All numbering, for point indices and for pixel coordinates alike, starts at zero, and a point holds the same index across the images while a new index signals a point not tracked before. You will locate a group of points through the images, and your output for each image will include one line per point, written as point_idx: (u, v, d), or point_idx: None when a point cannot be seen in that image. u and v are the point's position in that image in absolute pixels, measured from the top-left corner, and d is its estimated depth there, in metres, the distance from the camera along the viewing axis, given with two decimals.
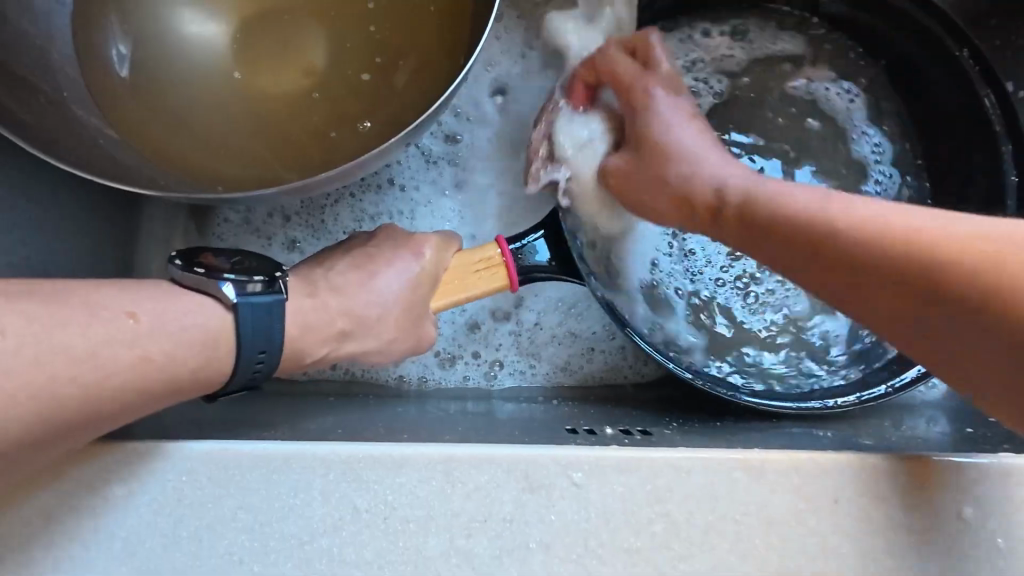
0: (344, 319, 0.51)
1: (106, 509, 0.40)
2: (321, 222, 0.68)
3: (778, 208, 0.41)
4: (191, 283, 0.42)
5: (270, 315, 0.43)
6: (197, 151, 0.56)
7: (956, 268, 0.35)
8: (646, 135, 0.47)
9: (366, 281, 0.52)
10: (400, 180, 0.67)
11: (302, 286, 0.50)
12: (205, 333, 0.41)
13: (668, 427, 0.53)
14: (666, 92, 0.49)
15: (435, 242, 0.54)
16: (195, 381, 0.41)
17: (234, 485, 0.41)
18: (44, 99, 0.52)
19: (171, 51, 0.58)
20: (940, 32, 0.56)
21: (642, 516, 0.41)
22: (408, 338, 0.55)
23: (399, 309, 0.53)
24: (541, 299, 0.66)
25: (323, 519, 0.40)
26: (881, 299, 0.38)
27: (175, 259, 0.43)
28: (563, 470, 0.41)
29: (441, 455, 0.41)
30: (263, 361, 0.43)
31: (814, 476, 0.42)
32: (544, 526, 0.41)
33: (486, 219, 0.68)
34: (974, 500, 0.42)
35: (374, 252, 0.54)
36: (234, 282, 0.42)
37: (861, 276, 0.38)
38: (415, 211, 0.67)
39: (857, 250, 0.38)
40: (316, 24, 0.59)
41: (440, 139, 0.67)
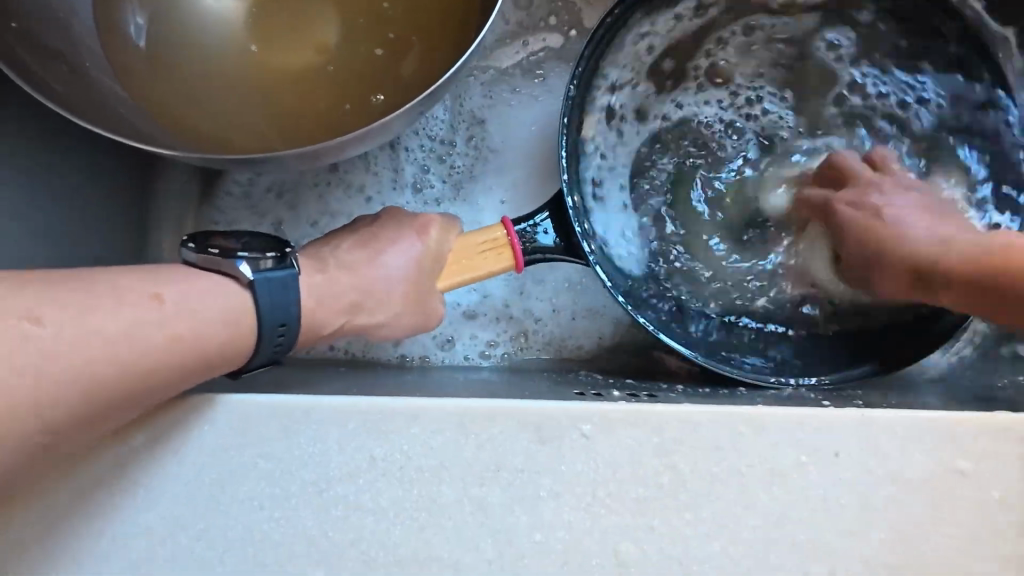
0: (353, 294, 0.52)
1: (126, 462, 0.41)
2: (299, 210, 0.69)
3: (947, 262, 0.47)
4: (205, 263, 0.44)
5: (283, 291, 0.44)
6: (212, 124, 0.58)
7: None
8: (862, 234, 0.53)
9: (375, 258, 0.54)
10: (370, 189, 0.69)
11: (314, 265, 0.51)
12: (227, 311, 0.42)
13: (674, 391, 0.55)
14: (853, 194, 0.56)
15: (438, 224, 0.56)
16: (221, 358, 0.42)
17: (252, 437, 0.42)
18: (67, 71, 0.53)
19: (188, 25, 0.60)
20: (940, 27, 0.58)
21: (648, 468, 0.42)
22: (414, 314, 0.56)
23: (403, 287, 0.54)
24: (555, 288, 0.70)
25: (341, 467, 0.42)
26: (1017, 312, 0.43)
27: (187, 242, 0.45)
28: (573, 422, 0.43)
29: (455, 408, 0.43)
30: (284, 335, 0.45)
31: (815, 431, 0.43)
32: (555, 476, 0.42)
33: (466, 207, 0.70)
34: (968, 455, 0.43)
35: (378, 232, 0.55)
36: (247, 260, 0.43)
37: (1001, 293, 0.44)
38: (395, 189, 0.70)
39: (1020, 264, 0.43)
40: (330, 7, 0.61)
41: (437, 110, 0.70)
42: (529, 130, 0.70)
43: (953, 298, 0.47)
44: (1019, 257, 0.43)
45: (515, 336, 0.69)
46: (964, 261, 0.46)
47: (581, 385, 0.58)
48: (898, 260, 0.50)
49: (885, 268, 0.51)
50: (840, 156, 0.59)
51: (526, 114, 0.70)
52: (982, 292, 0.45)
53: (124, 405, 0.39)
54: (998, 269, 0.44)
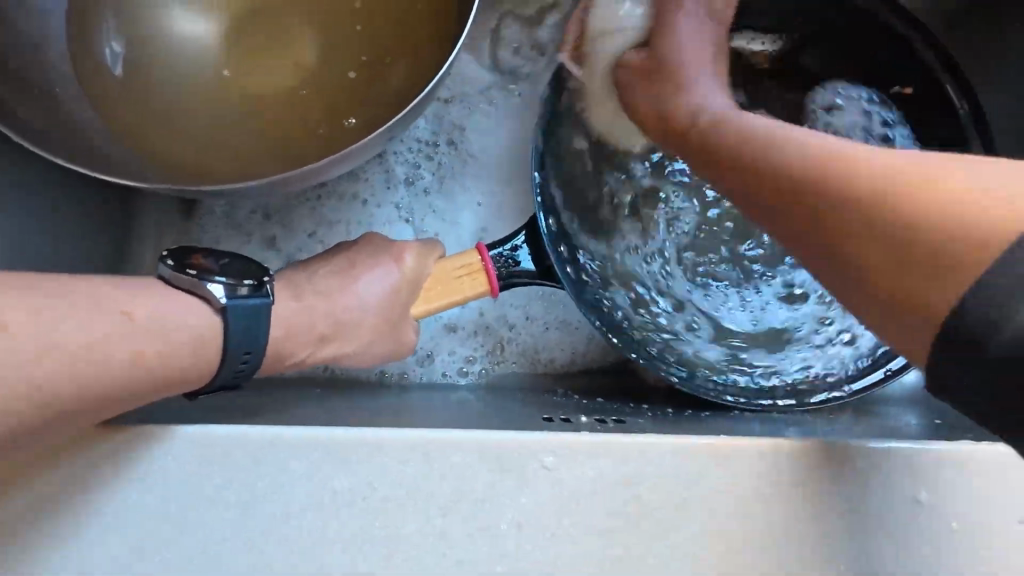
0: (327, 325, 0.52)
1: (92, 487, 0.42)
2: (292, 225, 0.70)
3: (744, 128, 0.41)
4: (184, 285, 0.43)
5: (255, 321, 0.44)
6: (185, 146, 0.58)
7: (872, 182, 0.31)
8: (679, 68, 0.50)
9: (348, 285, 0.54)
10: (365, 194, 0.70)
11: (287, 290, 0.51)
12: (195, 334, 0.42)
13: (644, 417, 0.55)
14: (705, 29, 0.52)
15: (414, 251, 0.56)
16: (185, 380, 0.42)
17: (217, 466, 0.43)
18: (38, 98, 0.53)
19: (161, 48, 0.60)
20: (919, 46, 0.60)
21: (608, 497, 0.43)
22: (387, 338, 0.56)
23: (378, 315, 0.55)
24: (539, 312, 0.70)
25: (304, 498, 0.42)
26: (771, 212, 0.37)
27: (165, 258, 0.44)
28: (534, 452, 0.43)
29: (420, 439, 0.43)
30: (247, 361, 0.45)
31: (775, 459, 0.43)
32: (515, 506, 0.43)
33: (452, 224, 0.70)
34: (927, 484, 0.43)
35: (355, 261, 0.56)
36: (225, 285, 0.43)
37: (765, 184, 0.37)
38: (381, 205, 0.70)
39: (801, 148, 0.36)
40: (306, 23, 0.61)
41: (421, 126, 0.70)
42: (511, 147, 0.71)
43: (725, 178, 0.42)
44: (812, 144, 0.36)
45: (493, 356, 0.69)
46: (750, 144, 0.40)
47: (554, 409, 0.58)
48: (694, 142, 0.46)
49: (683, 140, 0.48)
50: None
51: (508, 131, 0.71)
52: (751, 182, 0.39)
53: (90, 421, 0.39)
54: (787, 155, 0.36)
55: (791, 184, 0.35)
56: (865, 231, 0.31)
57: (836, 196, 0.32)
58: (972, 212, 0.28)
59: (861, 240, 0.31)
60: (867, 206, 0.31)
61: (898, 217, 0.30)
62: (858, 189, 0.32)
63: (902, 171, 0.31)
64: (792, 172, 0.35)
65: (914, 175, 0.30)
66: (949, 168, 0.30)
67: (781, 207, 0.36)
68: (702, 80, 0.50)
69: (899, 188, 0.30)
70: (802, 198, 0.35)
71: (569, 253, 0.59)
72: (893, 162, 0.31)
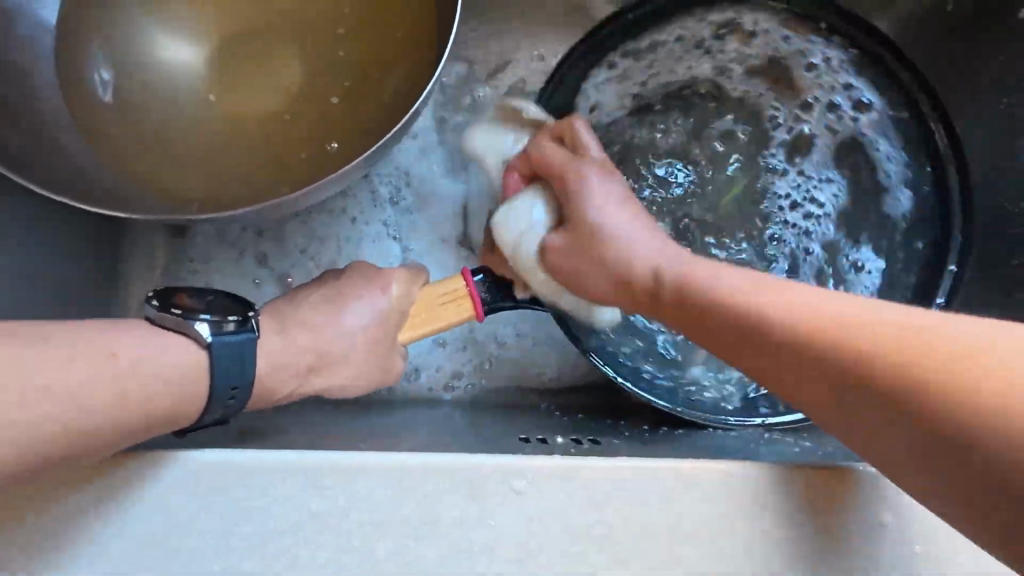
0: (313, 356, 0.53)
1: (76, 512, 0.43)
2: (283, 243, 0.71)
3: (708, 292, 0.42)
4: (169, 323, 0.45)
5: (240, 355, 0.45)
6: (171, 170, 0.59)
7: (903, 374, 0.33)
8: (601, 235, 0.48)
9: (334, 314, 0.55)
10: (353, 211, 0.71)
11: (272, 323, 0.53)
12: (182, 373, 0.43)
13: (618, 438, 0.56)
14: (599, 175, 0.51)
15: (402, 278, 0.57)
16: (176, 418, 0.44)
17: (199, 492, 0.44)
18: (25, 126, 0.55)
19: (148, 72, 0.61)
20: (891, 64, 0.58)
21: (579, 522, 0.44)
22: (373, 370, 0.57)
23: (363, 344, 0.55)
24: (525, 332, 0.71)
25: (282, 522, 0.43)
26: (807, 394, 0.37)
27: (151, 298, 0.46)
28: (506, 478, 0.44)
29: (396, 464, 0.44)
30: (235, 396, 0.46)
31: (743, 485, 0.44)
32: (487, 530, 0.44)
33: (440, 242, 0.71)
34: (893, 509, 0.44)
35: (342, 291, 0.57)
36: (209, 323, 0.45)
37: (794, 367, 0.37)
38: (367, 222, 0.71)
39: (820, 335, 0.36)
40: (291, 47, 0.62)
41: (412, 144, 0.72)
42: None
43: (698, 333, 0.43)
44: (827, 329, 0.36)
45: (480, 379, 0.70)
46: (748, 321, 0.39)
47: (533, 429, 0.59)
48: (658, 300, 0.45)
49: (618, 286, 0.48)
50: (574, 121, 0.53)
51: None
52: (774, 364, 0.38)
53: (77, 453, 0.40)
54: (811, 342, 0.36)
55: (791, 357, 0.37)
56: (882, 403, 0.34)
57: (877, 389, 0.34)
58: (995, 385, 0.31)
59: (881, 416, 0.34)
60: (880, 384, 0.34)
61: (943, 409, 0.32)
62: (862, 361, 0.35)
63: (917, 357, 0.33)
64: (824, 366, 0.36)
65: (933, 362, 0.33)
66: (942, 333, 0.33)
67: (809, 379, 0.37)
68: (624, 227, 0.48)
69: (931, 379, 0.32)
70: (847, 381, 0.35)
71: None
72: (907, 345, 0.34)
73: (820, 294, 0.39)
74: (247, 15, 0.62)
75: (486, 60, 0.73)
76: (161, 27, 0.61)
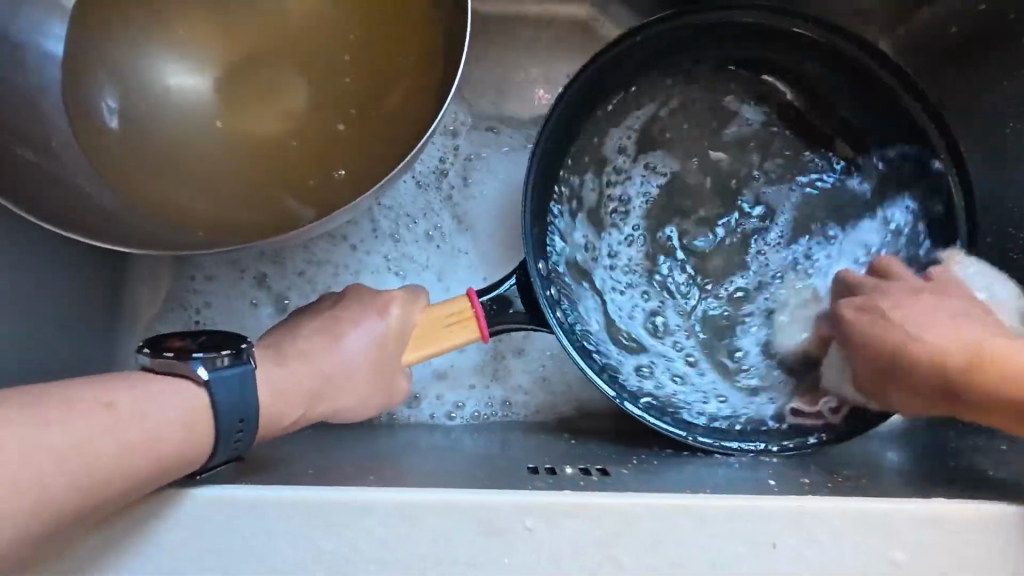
0: (313, 382, 0.53)
1: (81, 552, 0.43)
2: (283, 264, 0.71)
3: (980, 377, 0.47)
4: (163, 367, 0.45)
5: (239, 389, 0.45)
6: (177, 198, 0.59)
7: None
8: (890, 356, 0.52)
9: (336, 343, 0.55)
10: (353, 238, 0.71)
11: (271, 355, 0.53)
12: (184, 413, 0.43)
13: (627, 466, 0.56)
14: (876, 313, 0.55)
15: (401, 301, 0.57)
16: (182, 460, 0.43)
17: (207, 529, 0.44)
18: (29, 151, 0.55)
19: (154, 99, 0.61)
20: (891, 82, 0.61)
21: (591, 559, 0.44)
22: (376, 394, 0.57)
23: (365, 368, 0.56)
24: (528, 354, 0.71)
25: (290, 560, 0.43)
26: None
27: (142, 348, 0.46)
28: (517, 515, 0.44)
29: (405, 501, 0.44)
30: (242, 431, 0.46)
31: (754, 522, 0.44)
32: (500, 567, 0.43)
33: (444, 268, 0.71)
34: (904, 545, 0.44)
35: (340, 317, 0.57)
36: (203, 360, 0.45)
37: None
38: (368, 250, 0.71)
39: None
40: (298, 75, 0.62)
41: (418, 172, 0.72)
42: (507, 196, 0.72)
43: (973, 405, 0.47)
44: None
45: (484, 401, 0.70)
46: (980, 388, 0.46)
47: (540, 455, 0.59)
48: (926, 378, 0.50)
49: (912, 385, 0.52)
50: (886, 261, 0.62)
51: (499, 179, 0.72)
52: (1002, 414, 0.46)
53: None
54: None
55: None
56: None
57: None
58: None
59: None
60: None
61: None
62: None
63: None
64: None
65: None
66: None
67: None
68: (918, 325, 0.52)
69: None
70: None
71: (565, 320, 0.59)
72: None
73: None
74: (253, 39, 0.62)
75: (487, 83, 0.73)
76: (165, 50, 0.61)
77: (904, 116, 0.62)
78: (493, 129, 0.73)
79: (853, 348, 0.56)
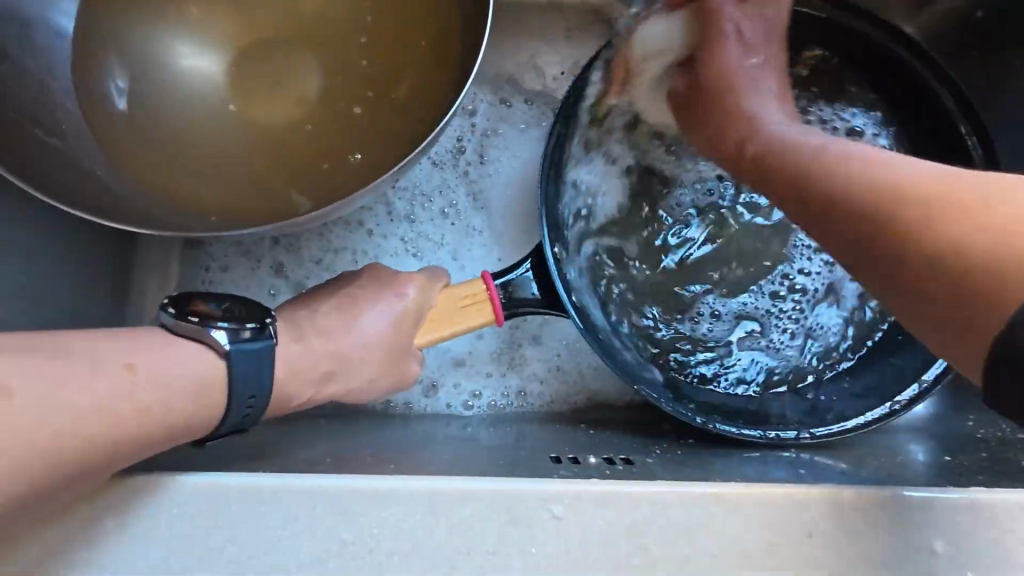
0: (327, 361, 0.51)
1: (94, 541, 0.41)
2: (300, 252, 0.70)
3: (790, 152, 0.47)
4: (184, 330, 0.43)
5: (257, 364, 0.44)
6: (188, 181, 0.58)
7: (899, 215, 0.37)
8: (744, 101, 0.55)
9: (350, 322, 0.53)
10: (369, 224, 0.70)
11: (288, 331, 0.51)
12: (201, 381, 0.42)
13: (653, 456, 0.55)
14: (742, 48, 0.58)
15: (419, 281, 0.55)
16: (190, 426, 0.42)
17: (228, 516, 0.42)
18: (39, 133, 0.54)
19: (167, 82, 0.59)
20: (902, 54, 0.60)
21: (619, 548, 0.42)
22: (390, 373, 0.56)
23: (381, 349, 0.54)
24: (545, 344, 0.70)
25: (310, 552, 0.42)
26: (864, 257, 0.40)
27: (166, 305, 0.44)
28: (543, 503, 0.42)
29: (429, 489, 0.42)
30: (252, 406, 0.45)
31: (788, 511, 0.43)
32: (526, 557, 0.42)
33: (462, 253, 0.70)
34: (942, 534, 0.43)
35: (358, 296, 0.55)
36: (226, 330, 0.43)
37: (841, 220, 0.41)
38: (386, 236, 0.70)
39: (852, 189, 0.40)
40: (312, 57, 0.61)
41: (435, 156, 0.70)
42: (525, 182, 0.71)
43: (774, 185, 0.48)
44: (870, 174, 0.40)
45: (500, 390, 0.69)
46: (813, 190, 0.43)
47: (561, 446, 0.58)
48: (773, 176, 0.48)
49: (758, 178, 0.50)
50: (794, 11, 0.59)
51: (517, 164, 0.71)
52: (837, 223, 0.41)
53: (85, 477, 0.38)
54: (870, 202, 0.39)
55: (871, 235, 0.39)
56: (870, 240, 0.39)
57: (901, 235, 0.37)
58: (1002, 211, 0.33)
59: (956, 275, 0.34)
60: (964, 248, 0.34)
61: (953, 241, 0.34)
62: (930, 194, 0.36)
63: (918, 191, 0.37)
64: (861, 208, 0.39)
65: (962, 196, 0.35)
66: (932, 180, 0.37)
67: (838, 233, 0.41)
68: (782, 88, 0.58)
69: (933, 210, 0.36)
70: (875, 229, 0.38)
71: (580, 308, 0.58)
72: (918, 183, 0.38)
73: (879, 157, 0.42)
74: (268, 23, 0.61)
75: (503, 69, 0.72)
76: (178, 34, 0.60)
77: (921, 90, 0.61)
78: (508, 112, 0.72)
79: (719, 100, 0.56)
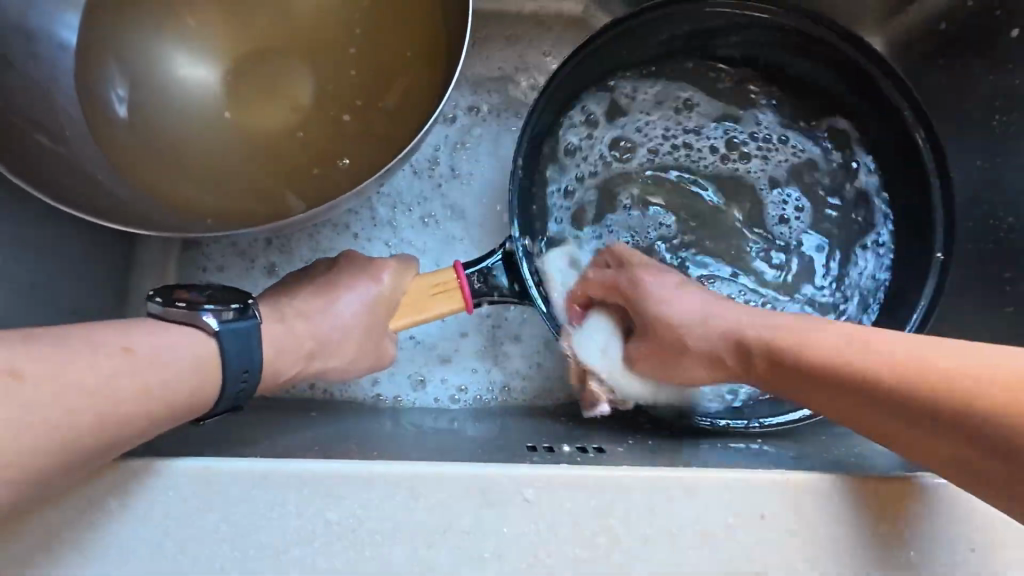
0: (312, 342, 0.55)
1: (97, 521, 0.44)
2: (292, 253, 0.73)
3: (825, 350, 0.47)
4: (174, 316, 0.47)
5: (246, 340, 0.47)
6: (185, 186, 0.61)
7: (957, 413, 0.40)
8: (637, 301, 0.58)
9: (327, 307, 0.57)
10: (357, 227, 0.73)
11: (271, 312, 0.54)
12: (196, 359, 0.45)
13: (623, 445, 0.59)
14: (654, 274, 0.59)
15: (394, 267, 0.58)
16: (190, 403, 0.45)
17: (222, 497, 0.45)
18: (44, 139, 0.57)
19: (165, 91, 0.62)
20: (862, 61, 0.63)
21: (587, 530, 0.45)
22: (367, 356, 0.59)
23: (357, 330, 0.57)
24: (526, 340, 0.73)
25: (297, 531, 0.45)
26: (938, 458, 0.42)
27: (153, 296, 0.48)
28: (516, 486, 0.46)
29: (409, 473, 0.46)
30: (247, 380, 0.48)
31: (744, 493, 0.46)
32: (501, 537, 0.45)
33: (447, 254, 0.73)
34: (886, 515, 0.46)
35: (336, 282, 0.58)
36: (213, 312, 0.47)
37: (897, 431, 0.43)
38: (372, 238, 0.73)
39: (884, 399, 0.43)
40: (304, 66, 0.64)
41: (422, 160, 0.73)
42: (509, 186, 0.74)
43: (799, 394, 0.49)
44: (893, 386, 0.43)
45: (483, 385, 0.72)
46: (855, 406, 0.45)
47: (539, 437, 0.61)
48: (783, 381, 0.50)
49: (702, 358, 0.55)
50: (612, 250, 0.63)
51: (501, 168, 0.74)
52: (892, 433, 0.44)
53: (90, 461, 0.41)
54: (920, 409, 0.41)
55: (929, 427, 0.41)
56: (932, 435, 0.41)
57: (966, 431, 0.40)
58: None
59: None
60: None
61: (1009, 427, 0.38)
62: (992, 396, 0.39)
63: (952, 394, 0.40)
64: (912, 421, 0.42)
65: (984, 387, 0.39)
66: (944, 371, 0.41)
67: (902, 442, 0.43)
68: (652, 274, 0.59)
69: (974, 405, 0.39)
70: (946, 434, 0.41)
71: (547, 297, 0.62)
72: (945, 384, 0.41)
73: (871, 353, 0.45)
74: (262, 32, 0.64)
75: (488, 75, 0.75)
76: (176, 44, 0.63)
77: (884, 102, 0.64)
78: (491, 115, 0.75)
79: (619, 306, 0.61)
